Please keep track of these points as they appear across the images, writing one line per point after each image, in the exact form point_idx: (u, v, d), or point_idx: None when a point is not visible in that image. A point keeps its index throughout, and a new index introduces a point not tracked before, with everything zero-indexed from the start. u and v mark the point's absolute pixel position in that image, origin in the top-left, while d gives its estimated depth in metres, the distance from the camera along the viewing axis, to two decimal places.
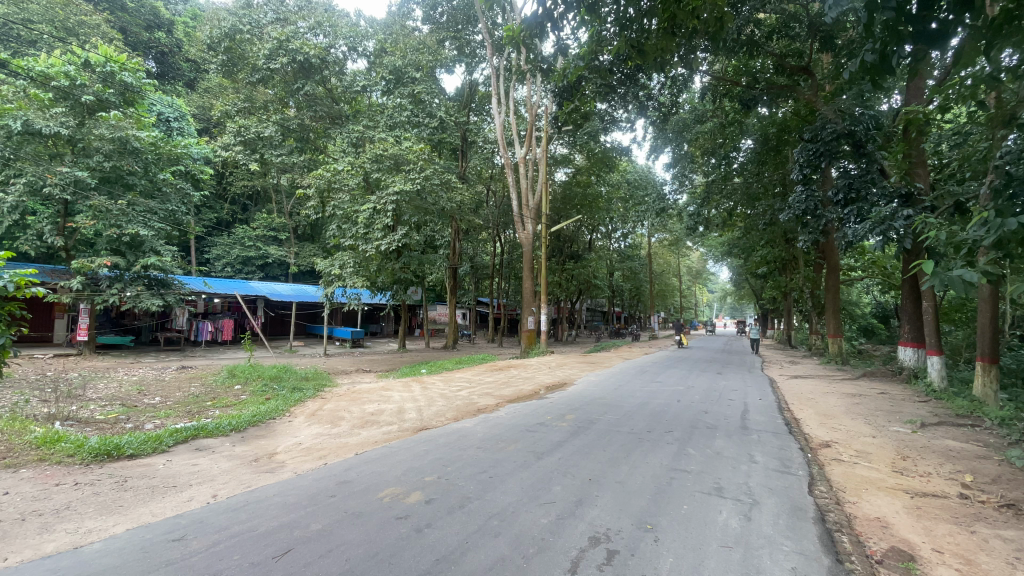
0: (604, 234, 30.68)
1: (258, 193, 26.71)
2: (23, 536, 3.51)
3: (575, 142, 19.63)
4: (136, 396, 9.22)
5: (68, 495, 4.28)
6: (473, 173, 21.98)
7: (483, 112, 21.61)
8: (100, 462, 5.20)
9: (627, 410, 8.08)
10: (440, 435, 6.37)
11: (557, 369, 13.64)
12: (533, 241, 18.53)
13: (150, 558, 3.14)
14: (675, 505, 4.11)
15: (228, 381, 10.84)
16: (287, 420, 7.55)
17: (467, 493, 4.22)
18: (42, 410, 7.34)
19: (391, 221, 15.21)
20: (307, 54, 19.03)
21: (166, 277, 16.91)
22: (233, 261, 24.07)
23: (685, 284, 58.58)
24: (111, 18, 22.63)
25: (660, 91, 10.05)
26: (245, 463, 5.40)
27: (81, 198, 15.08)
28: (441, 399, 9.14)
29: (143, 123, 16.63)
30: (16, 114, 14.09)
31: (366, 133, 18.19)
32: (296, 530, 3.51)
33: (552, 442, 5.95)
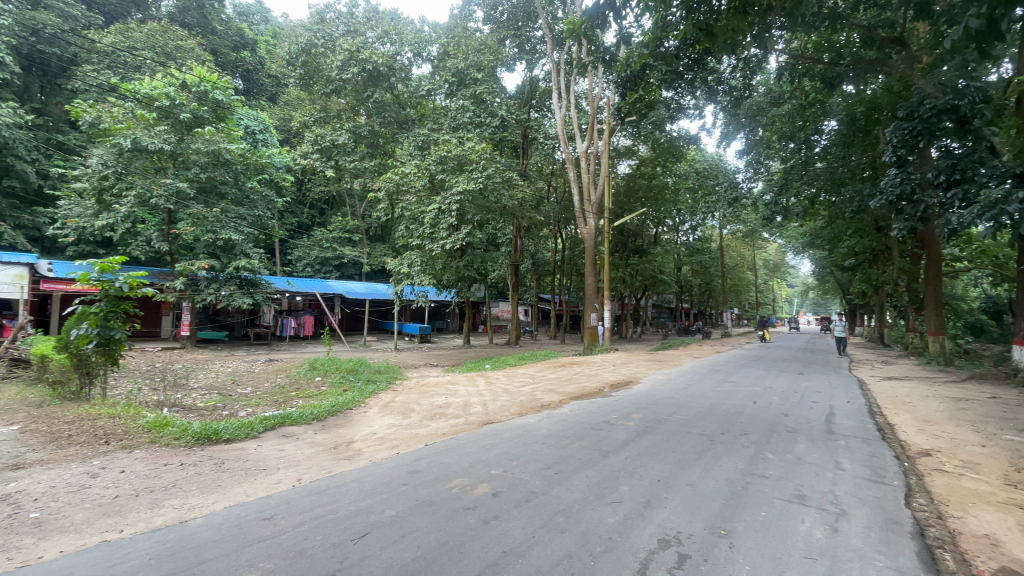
0: (672, 226, 29.62)
1: (333, 197, 28.31)
2: (138, 510, 3.97)
3: (639, 133, 19.12)
4: (230, 386, 10.14)
5: (174, 475, 4.78)
6: (533, 169, 22.00)
7: (544, 108, 21.49)
8: (201, 445, 5.76)
9: (698, 410, 7.76)
10: (505, 429, 6.44)
11: (622, 367, 13.36)
12: (595, 236, 18.22)
13: (244, 534, 3.44)
14: (752, 511, 3.90)
15: (310, 373, 11.65)
16: (363, 411, 7.98)
17: (532, 488, 4.25)
18: (153, 397, 8.26)
19: (455, 221, 15.66)
20: (375, 63, 19.90)
21: (255, 277, 18.35)
22: (312, 262, 25.76)
23: (760, 278, 55.44)
24: (205, 42, 24.84)
25: (731, 74, 9.48)
26: (325, 450, 5.77)
27: (182, 207, 16.79)
28: (506, 394, 9.27)
29: (232, 136, 18.11)
30: (126, 133, 15.82)
31: (431, 136, 18.84)
32: (371, 515, 3.70)
33: (618, 442, 5.84)
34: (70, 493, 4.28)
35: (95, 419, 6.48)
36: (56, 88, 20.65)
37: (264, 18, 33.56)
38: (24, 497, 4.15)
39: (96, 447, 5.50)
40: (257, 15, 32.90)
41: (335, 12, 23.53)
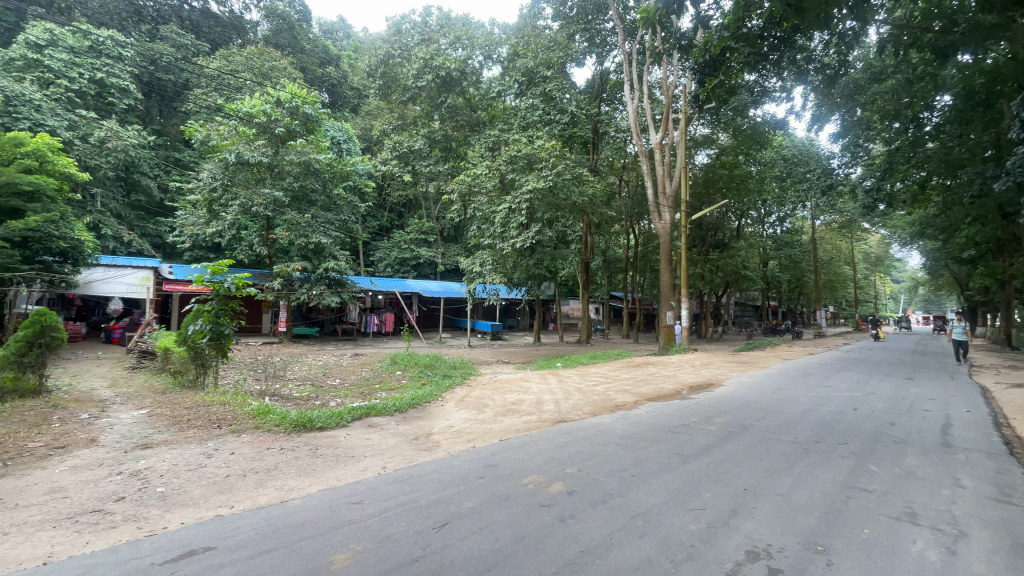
0: (756, 218, 27.74)
1: (410, 201, 29.49)
2: (246, 488, 4.41)
3: (718, 120, 18.28)
4: (322, 378, 10.95)
5: (275, 458, 5.24)
6: (604, 165, 21.63)
7: (615, 101, 20.95)
8: (298, 432, 6.26)
9: (788, 416, 7.21)
10: (579, 429, 6.39)
11: (701, 368, 12.77)
12: (671, 230, 17.49)
13: (336, 517, 3.69)
14: (853, 528, 3.56)
15: (391, 367, 12.30)
16: (440, 404, 8.28)
17: (608, 489, 4.18)
18: (256, 387, 9.13)
19: (525, 219, 15.76)
20: (448, 69, 20.37)
21: (342, 278, 19.86)
22: (391, 262, 27.06)
23: (860, 273, 50.50)
24: (295, 61, 26.90)
25: (823, 52, 8.74)
26: (406, 440, 6.06)
27: (279, 214, 18.38)
28: (579, 393, 9.17)
29: (321, 147, 19.46)
30: (231, 149, 17.51)
31: (501, 137, 19.10)
32: (451, 506, 3.82)
33: (699, 446, 5.57)
34: (190, 471, 4.83)
35: (208, 406, 7.27)
36: (171, 110, 23.29)
37: (347, 35, 35.71)
38: (154, 473, 4.75)
39: (210, 431, 6.16)
40: (340, 32, 35.31)
41: (411, 23, 24.93)
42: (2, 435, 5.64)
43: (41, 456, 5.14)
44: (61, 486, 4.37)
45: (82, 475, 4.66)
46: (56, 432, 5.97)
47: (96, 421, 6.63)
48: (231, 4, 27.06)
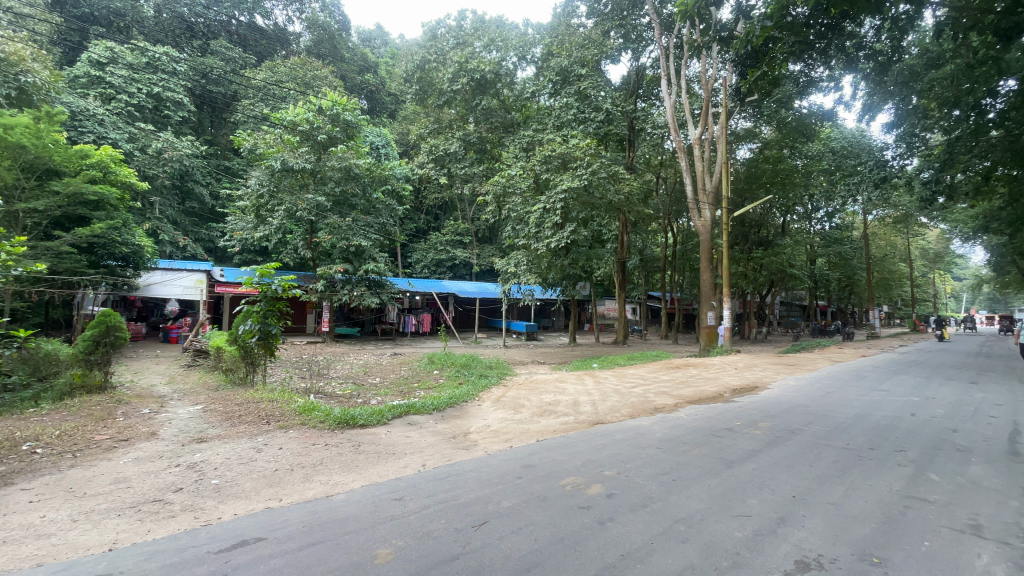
0: (802, 214, 26.61)
1: (446, 203, 29.89)
2: (294, 482, 4.59)
3: (761, 113, 17.64)
4: (362, 377, 11.25)
5: (320, 454, 5.42)
6: (640, 162, 21.26)
7: (652, 97, 20.56)
8: (341, 429, 6.46)
9: (839, 421, 6.87)
10: (618, 431, 6.29)
11: (745, 370, 12.34)
12: (712, 228, 16.98)
13: (378, 512, 3.79)
14: (912, 539, 3.36)
15: (429, 366, 12.51)
16: (477, 403, 8.35)
17: (649, 493, 4.10)
18: (301, 386, 9.47)
19: (559, 219, 15.67)
20: (483, 71, 20.50)
21: (381, 279, 20.49)
22: (428, 264, 27.48)
23: (917, 271, 47.57)
24: (336, 69, 27.79)
25: (874, 37, 8.31)
26: (445, 439, 6.13)
27: (322, 219, 19.03)
28: (616, 395, 9.06)
29: (360, 152, 19.99)
30: (276, 156, 18.23)
31: (535, 137, 18.98)
32: (490, 504, 3.85)
33: (744, 452, 5.39)
34: (242, 464, 5.07)
35: (258, 403, 7.60)
36: (222, 121, 24.52)
37: (385, 42, 36.58)
38: (208, 466, 5.01)
39: (260, 426, 6.44)
40: (377, 40, 36.21)
41: (446, 28, 25.30)
42: (73, 428, 6.09)
43: (107, 448, 5.51)
44: (125, 477, 4.68)
45: (144, 467, 4.97)
46: (121, 426, 6.37)
47: (155, 416, 7.04)
48: (275, 17, 28.22)
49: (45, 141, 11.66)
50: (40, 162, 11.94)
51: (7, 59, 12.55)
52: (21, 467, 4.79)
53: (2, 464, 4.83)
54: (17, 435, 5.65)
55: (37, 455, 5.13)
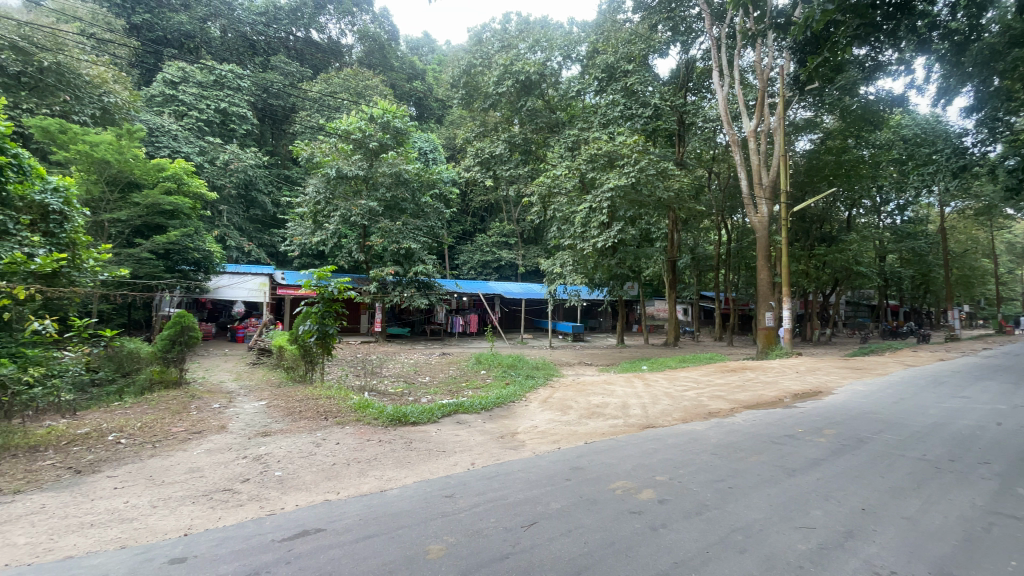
0: (869, 208, 24.90)
1: (492, 205, 30.18)
2: (351, 476, 4.77)
3: (821, 101, 16.69)
4: (413, 376, 11.56)
5: (374, 449, 5.61)
6: (691, 157, 20.61)
7: (702, 90, 19.88)
8: (393, 426, 6.66)
9: (914, 430, 6.36)
10: (670, 435, 6.12)
11: (806, 374, 11.68)
12: (769, 224, 16.20)
13: (430, 508, 3.87)
14: (1003, 560, 3.06)
15: (476, 366, 12.69)
16: (524, 404, 8.37)
17: (704, 500, 3.96)
18: (355, 383, 9.84)
19: (606, 218, 15.37)
20: (528, 72, 20.54)
21: (430, 281, 21.01)
22: (475, 265, 27.82)
23: (1005, 268, 43.33)
24: (386, 78, 28.70)
25: (950, 17, 7.26)
26: (493, 438, 6.19)
27: (374, 223, 19.69)
28: (667, 398, 8.82)
29: (409, 157, 20.54)
30: (332, 164, 19.05)
31: (581, 136, 18.76)
32: (539, 505, 3.85)
33: (806, 460, 5.10)
34: (303, 458, 5.33)
35: (317, 399, 7.98)
36: (281, 132, 25.90)
37: (432, 49, 37.39)
38: (272, 458, 5.29)
39: (319, 422, 6.75)
40: (425, 47, 37.09)
41: (492, 32, 25.53)
42: (153, 420, 6.62)
43: (183, 439, 5.95)
44: (198, 467, 5.03)
45: (215, 458, 5.32)
46: (194, 419, 6.87)
47: (225, 410, 7.54)
48: (329, 31, 29.49)
49: (126, 157, 12.57)
50: (123, 177, 13.01)
51: (91, 81, 14.01)
52: (109, 455, 5.25)
53: (92, 452, 5.31)
54: (105, 426, 6.20)
55: (121, 445, 5.60)
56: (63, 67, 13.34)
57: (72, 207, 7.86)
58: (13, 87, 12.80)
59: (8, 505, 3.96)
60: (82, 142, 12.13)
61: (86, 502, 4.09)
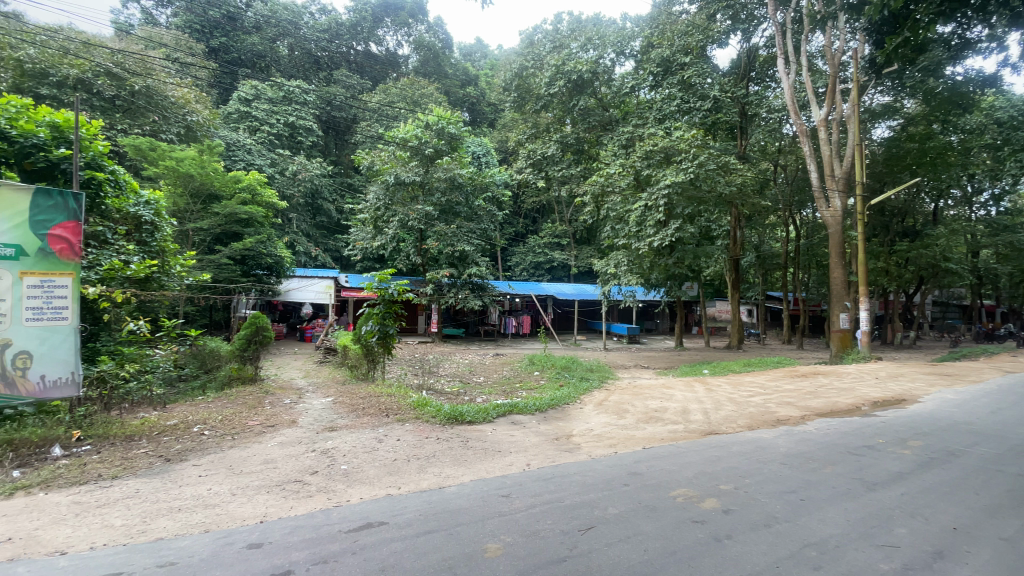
0: (959, 198, 22.64)
1: (544, 206, 30.10)
2: (410, 472, 4.92)
3: (901, 85, 15.32)
4: (469, 375, 11.77)
5: (433, 447, 5.76)
6: (754, 150, 19.59)
7: (767, 80, 18.87)
8: (451, 424, 6.82)
9: (1017, 444, 5.70)
10: (734, 443, 5.84)
11: (887, 380, 10.78)
12: (843, 218, 15.07)
13: (487, 507, 3.92)
14: None
15: (530, 367, 12.72)
16: (579, 406, 8.29)
17: (772, 512, 3.75)
18: (414, 382, 10.16)
19: (663, 216, 14.88)
20: (580, 71, 20.27)
21: (483, 282, 21.34)
22: (527, 267, 27.89)
23: None
24: (441, 86, 29.39)
25: None
26: (549, 440, 6.17)
27: (430, 227, 20.24)
28: (730, 404, 8.42)
29: (463, 162, 20.93)
30: (390, 171, 19.78)
31: (636, 133, 18.28)
32: (596, 509, 3.80)
33: (888, 473, 4.71)
34: (365, 453, 5.56)
35: (379, 397, 8.31)
36: (344, 143, 27.17)
37: (484, 54, 37.89)
38: (338, 453, 5.56)
39: (380, 419, 7.03)
40: (477, 53, 37.71)
41: (544, 33, 25.49)
42: (233, 414, 7.14)
43: (258, 432, 6.37)
44: (272, 458, 5.36)
45: (287, 450, 5.66)
46: (268, 414, 7.35)
47: (295, 406, 8.01)
48: (387, 43, 30.66)
49: (207, 171, 13.71)
50: (204, 188, 14.15)
51: (176, 102, 15.34)
52: (194, 446, 5.71)
53: (180, 442, 5.81)
54: (190, 418, 6.75)
55: (205, 436, 6.08)
56: (151, 90, 14.68)
57: (162, 217, 8.71)
58: (109, 109, 14.11)
59: (109, 489, 4.40)
60: (169, 158, 13.27)
61: (174, 488, 4.47)
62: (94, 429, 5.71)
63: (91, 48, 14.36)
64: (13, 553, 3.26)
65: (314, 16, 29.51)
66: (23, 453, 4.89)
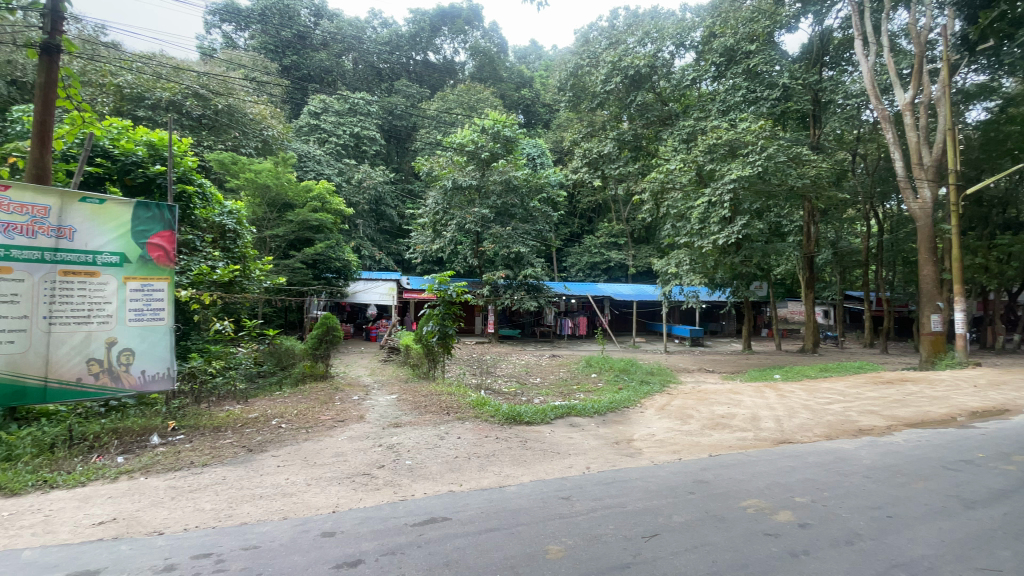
0: None
1: (600, 205, 29.67)
2: (471, 470, 5.01)
3: (1001, 61, 13.76)
4: (526, 376, 11.80)
5: (492, 446, 5.83)
6: (830, 140, 18.26)
7: (843, 63, 17.58)
8: (509, 424, 6.87)
9: None
10: (810, 453, 5.47)
11: (989, 389, 9.69)
12: (933, 211, 13.74)
13: (547, 508, 3.91)
14: None
15: (587, 369, 12.57)
16: (640, 410, 8.08)
17: (854, 528, 3.48)
18: (473, 382, 10.34)
19: (728, 212, 14.22)
20: (637, 66, 19.77)
21: (538, 283, 21.39)
22: (583, 267, 27.63)
23: None
24: (496, 90, 29.73)
25: None
26: (608, 443, 6.07)
27: (486, 229, 20.64)
28: (805, 411, 7.89)
29: (518, 164, 21.08)
30: (449, 176, 20.30)
31: (698, 126, 17.55)
32: (660, 517, 3.68)
33: (991, 491, 4.23)
34: (428, 449, 5.73)
35: (439, 395, 8.53)
36: (405, 150, 28.15)
37: (539, 56, 37.96)
38: (403, 448, 5.75)
39: (441, 417, 7.20)
40: (532, 55, 37.88)
41: (600, 31, 25.17)
42: (307, 408, 7.60)
43: (329, 426, 6.73)
44: (342, 451, 5.65)
45: (355, 444, 5.93)
46: (338, 409, 7.76)
47: (363, 402, 8.40)
48: (444, 51, 31.45)
49: (282, 181, 14.73)
50: (279, 198, 15.20)
51: (254, 118, 16.58)
52: (272, 437, 6.12)
53: (260, 434, 6.25)
54: (269, 412, 7.26)
55: (282, 429, 6.51)
56: (232, 108, 15.95)
57: (243, 225, 9.45)
58: (196, 127, 15.42)
59: (199, 475, 4.81)
60: (248, 171, 14.35)
61: (256, 476, 4.81)
62: (186, 421, 6.31)
63: (180, 72, 15.75)
64: (118, 531, 3.63)
65: (376, 30, 30.88)
66: (127, 441, 5.54)
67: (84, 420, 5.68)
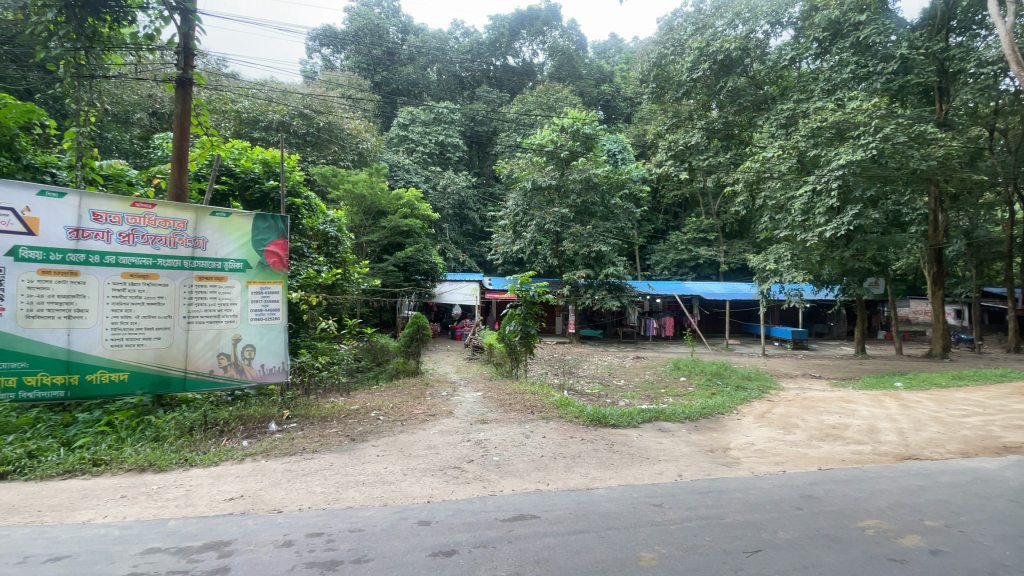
0: None
1: (687, 199, 28.26)
2: (558, 470, 5.01)
3: None
4: (610, 377, 11.56)
5: (578, 447, 5.79)
6: (962, 114, 15.91)
7: (978, 25, 15.20)
8: (595, 426, 6.77)
9: None
10: (942, 471, 4.80)
11: None
12: None
13: (638, 514, 3.80)
14: None
15: (675, 372, 12.05)
16: (736, 417, 7.58)
17: (1001, 560, 3.01)
18: (556, 381, 10.34)
19: (837, 201, 12.80)
20: (727, 50, 18.60)
21: (620, 283, 20.90)
22: (669, 265, 26.53)
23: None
24: (575, 87, 29.39)
25: None
26: (702, 451, 5.78)
27: (566, 229, 20.53)
28: (935, 424, 6.93)
29: (598, 161, 20.73)
30: (529, 177, 20.51)
31: (798, 109, 16.04)
32: (763, 532, 3.43)
33: None
34: (514, 447, 5.82)
35: (524, 394, 8.65)
36: (486, 155, 28.85)
37: (619, 49, 37.03)
38: (490, 444, 5.91)
39: (526, 415, 7.29)
40: (613, 49, 36.99)
41: (685, 16, 23.97)
42: (401, 403, 8.05)
43: (421, 420, 7.09)
44: (434, 445, 5.92)
45: (446, 438, 6.19)
46: (429, 404, 8.15)
47: (451, 398, 8.73)
48: (524, 54, 31.73)
49: (376, 190, 15.79)
50: (374, 206, 16.34)
51: (350, 132, 17.90)
52: (371, 428, 6.57)
53: (360, 424, 6.73)
54: (368, 404, 7.80)
55: (379, 421, 6.96)
56: (332, 125, 17.41)
57: (343, 232, 10.23)
58: (302, 144, 16.95)
59: (310, 461, 5.29)
60: (347, 182, 15.53)
61: (359, 464, 5.19)
62: (298, 411, 6.97)
63: (287, 95, 17.41)
64: (245, 507, 4.09)
65: (458, 40, 31.94)
66: (250, 426, 6.24)
67: (215, 408, 6.49)
